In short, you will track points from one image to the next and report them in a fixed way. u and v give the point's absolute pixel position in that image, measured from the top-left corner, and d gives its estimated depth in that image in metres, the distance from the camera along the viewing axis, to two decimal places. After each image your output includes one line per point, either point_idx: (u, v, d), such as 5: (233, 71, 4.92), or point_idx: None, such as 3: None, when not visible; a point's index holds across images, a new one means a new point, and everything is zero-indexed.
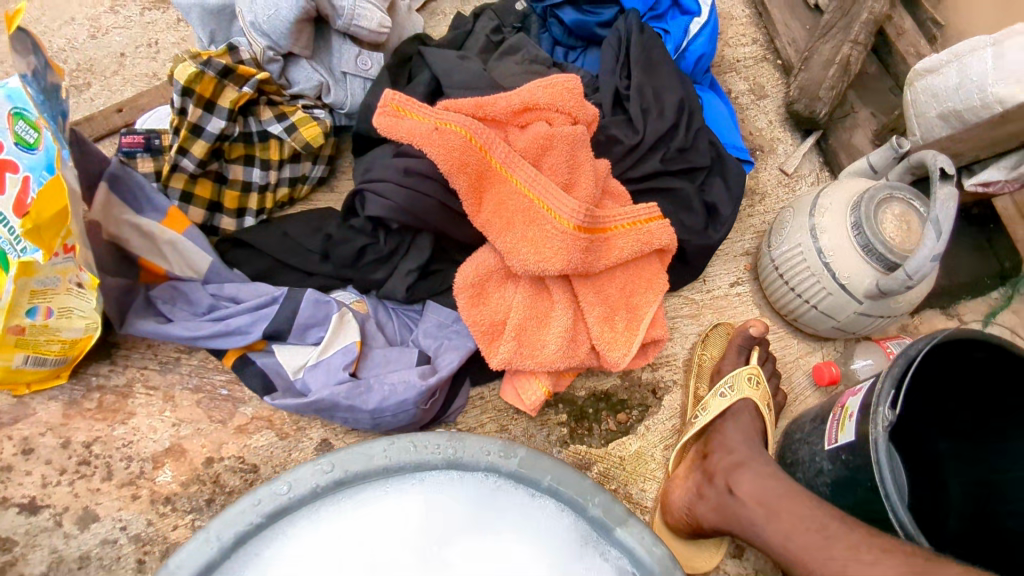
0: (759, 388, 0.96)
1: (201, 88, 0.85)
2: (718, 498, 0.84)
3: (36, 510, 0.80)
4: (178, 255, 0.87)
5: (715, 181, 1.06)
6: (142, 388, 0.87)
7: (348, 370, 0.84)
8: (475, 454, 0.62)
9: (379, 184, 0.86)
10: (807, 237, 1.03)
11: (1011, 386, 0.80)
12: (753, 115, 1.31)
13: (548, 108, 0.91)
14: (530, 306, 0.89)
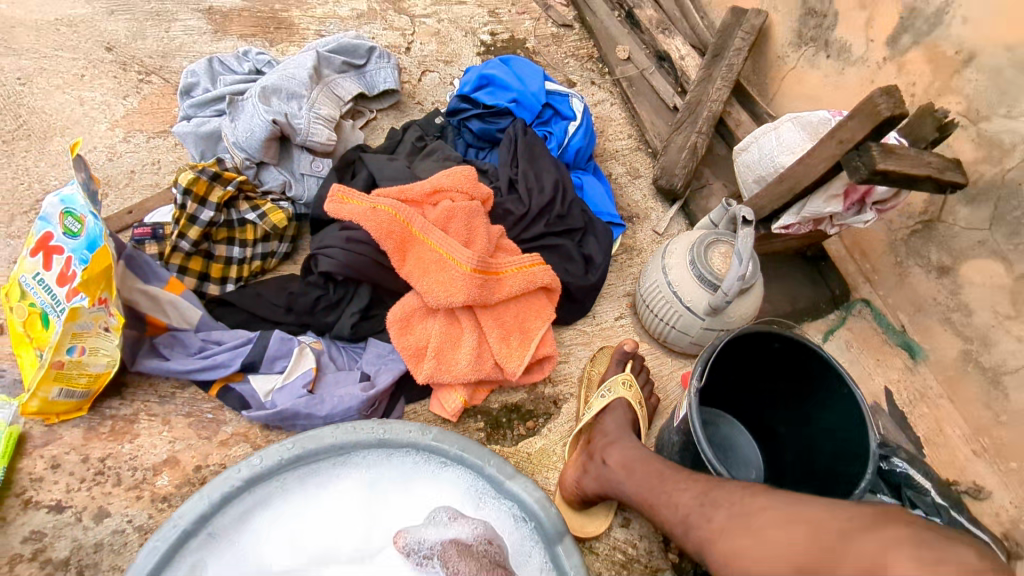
0: (632, 389, 1.23)
1: (197, 188, 1.17)
2: (598, 471, 1.10)
3: (61, 509, 1.03)
4: (177, 312, 1.14)
5: (590, 238, 1.39)
6: (145, 416, 1.13)
7: (306, 388, 1.12)
8: (400, 434, 1.01)
9: (328, 249, 1.16)
10: (661, 275, 1.36)
11: (797, 366, 1.15)
12: (630, 191, 1.68)
13: (451, 189, 1.24)
14: (445, 333, 1.18)
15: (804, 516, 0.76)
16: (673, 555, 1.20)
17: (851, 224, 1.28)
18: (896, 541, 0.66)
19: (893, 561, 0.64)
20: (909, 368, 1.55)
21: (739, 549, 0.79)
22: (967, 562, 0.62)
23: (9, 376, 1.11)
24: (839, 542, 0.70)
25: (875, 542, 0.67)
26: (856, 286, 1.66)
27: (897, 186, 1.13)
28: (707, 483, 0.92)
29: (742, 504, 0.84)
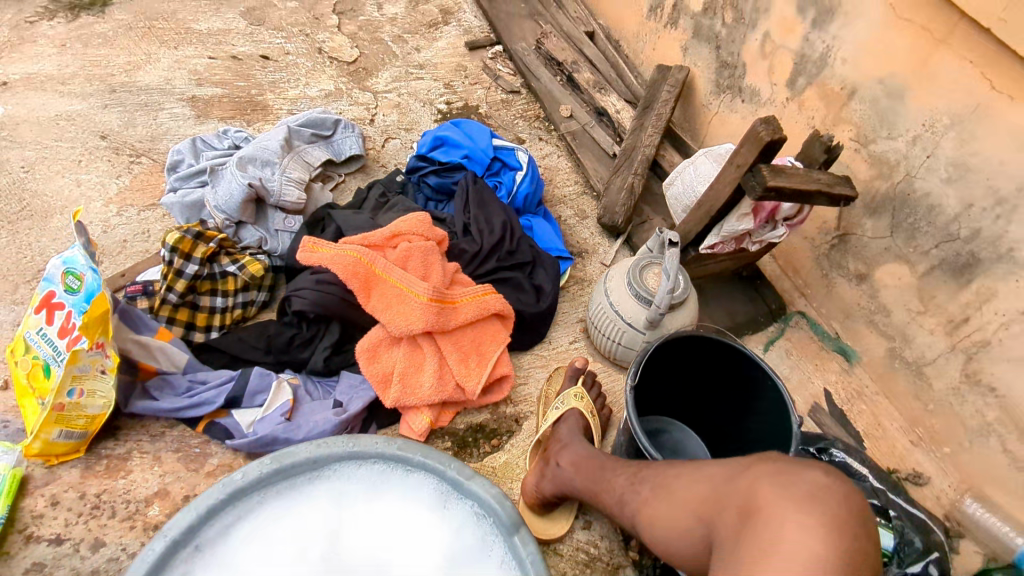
0: (582, 399, 1.35)
1: (182, 246, 1.32)
2: (554, 473, 1.19)
3: (60, 541, 1.12)
4: (166, 357, 1.27)
5: (539, 270, 1.56)
6: (138, 453, 1.23)
7: (284, 416, 1.24)
8: (367, 445, 1.14)
9: (300, 290, 1.31)
10: (604, 298, 1.51)
11: (724, 363, 1.30)
12: (579, 230, 1.85)
13: (408, 233, 1.41)
14: (409, 358, 1.33)
15: (707, 472, 0.85)
16: (633, 552, 1.28)
17: (768, 239, 1.48)
18: (764, 475, 0.78)
19: (762, 490, 0.76)
20: (846, 370, 1.68)
21: (660, 510, 0.88)
22: (817, 481, 0.75)
23: (13, 425, 1.22)
24: (725, 485, 0.81)
25: (750, 477, 0.79)
26: (792, 300, 1.81)
27: (791, 200, 1.32)
28: (638, 467, 1.00)
29: (659, 474, 0.93)
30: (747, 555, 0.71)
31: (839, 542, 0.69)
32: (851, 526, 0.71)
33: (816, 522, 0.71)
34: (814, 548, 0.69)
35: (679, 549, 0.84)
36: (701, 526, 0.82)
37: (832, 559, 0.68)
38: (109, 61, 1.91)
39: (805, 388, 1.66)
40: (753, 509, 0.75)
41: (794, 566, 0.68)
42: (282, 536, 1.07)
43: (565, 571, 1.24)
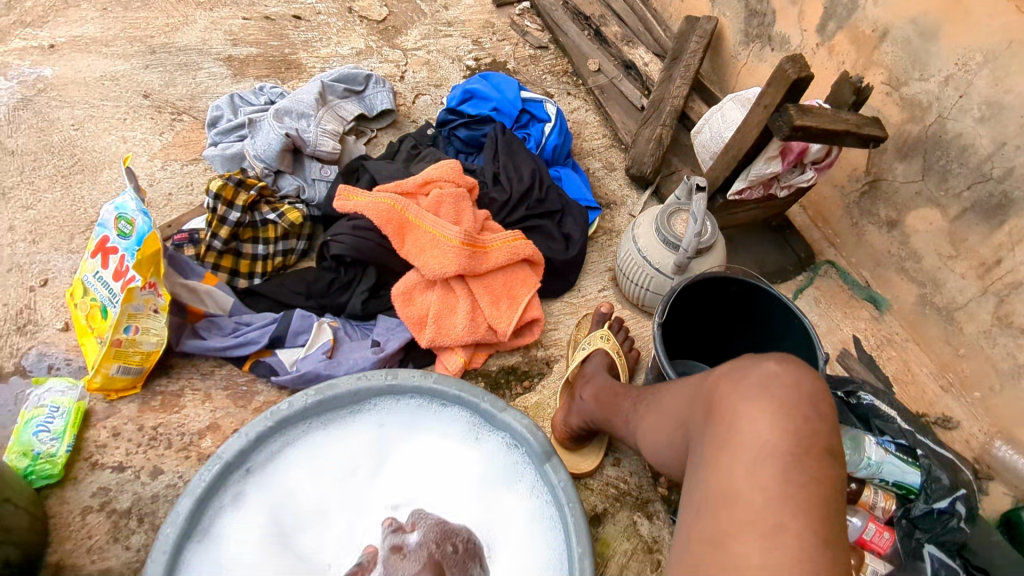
0: (609, 341, 1.37)
1: (225, 193, 1.38)
2: (578, 406, 1.23)
3: (123, 469, 1.19)
4: (213, 300, 1.33)
5: (567, 218, 1.59)
6: (190, 390, 1.30)
7: (326, 353, 1.31)
8: (405, 379, 1.18)
9: (339, 236, 1.36)
10: (632, 244, 1.52)
11: (749, 302, 1.33)
12: (607, 182, 1.86)
13: (440, 180, 1.46)
14: (442, 302, 1.37)
15: (687, 386, 0.90)
16: (662, 488, 1.32)
17: (796, 183, 1.52)
18: (722, 376, 0.80)
19: (720, 389, 0.78)
20: (875, 318, 1.68)
21: (654, 426, 0.94)
22: (767, 371, 0.75)
23: (74, 363, 1.28)
24: (697, 394, 0.84)
25: (713, 379, 0.81)
26: (822, 250, 1.81)
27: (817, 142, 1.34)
28: (645, 389, 1.08)
29: (658, 393, 1.00)
30: (706, 449, 0.75)
31: (787, 424, 0.70)
32: (800, 407, 0.71)
33: (762, 409, 0.71)
34: (762, 434, 0.70)
35: (668, 454, 0.90)
36: (681, 430, 0.86)
37: (779, 441, 0.68)
38: (148, 23, 1.96)
39: (833, 334, 1.66)
40: (714, 406, 0.78)
41: (743, 454, 0.70)
42: (325, 464, 1.14)
43: (596, 504, 1.28)
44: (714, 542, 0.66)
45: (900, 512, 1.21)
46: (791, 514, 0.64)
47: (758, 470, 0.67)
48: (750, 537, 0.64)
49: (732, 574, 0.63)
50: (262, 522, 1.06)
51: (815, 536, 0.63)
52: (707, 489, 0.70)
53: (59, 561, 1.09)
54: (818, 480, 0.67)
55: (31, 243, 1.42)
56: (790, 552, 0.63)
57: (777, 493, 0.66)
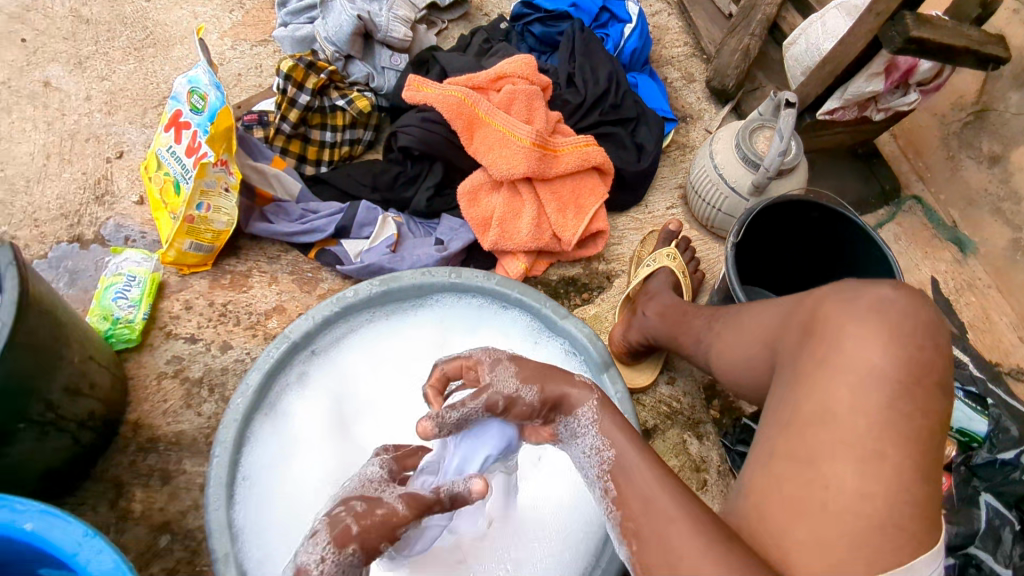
0: (675, 260, 1.32)
1: (295, 75, 1.35)
2: (639, 322, 1.22)
3: (195, 340, 1.23)
4: (280, 184, 1.34)
5: (642, 128, 1.52)
6: (257, 272, 1.32)
7: (390, 248, 1.30)
8: (468, 278, 1.16)
9: (407, 127, 1.34)
10: (708, 160, 1.44)
11: (828, 231, 1.27)
12: (685, 94, 1.74)
13: (513, 75, 1.40)
14: (508, 205, 1.34)
15: (775, 305, 0.89)
16: (715, 411, 1.32)
17: (895, 106, 1.40)
18: (825, 297, 0.80)
19: (823, 308, 0.78)
20: (958, 261, 1.57)
21: (733, 343, 0.95)
22: (880, 297, 0.75)
23: (150, 236, 1.31)
24: (791, 311, 0.84)
25: (814, 300, 0.81)
26: (909, 184, 1.68)
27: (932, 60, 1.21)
28: (717, 308, 1.07)
29: (734, 313, 0.99)
30: (803, 367, 0.76)
31: (899, 351, 0.71)
32: (913, 337, 0.72)
33: (874, 333, 0.72)
34: (871, 359, 0.71)
35: (748, 372, 0.91)
36: (768, 350, 0.87)
37: (890, 368, 0.70)
38: None
39: (911, 275, 1.55)
40: (814, 326, 0.78)
41: (849, 376, 0.71)
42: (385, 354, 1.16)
43: (647, 420, 1.29)
44: (803, 458, 0.69)
45: (960, 458, 1.17)
46: (891, 442, 0.67)
47: (863, 394, 0.69)
48: (844, 459, 0.67)
49: (823, 492, 0.66)
50: (325, 403, 1.10)
51: (912, 466, 0.67)
52: (801, 406, 0.72)
53: (138, 419, 1.15)
54: (921, 410, 0.69)
55: (107, 115, 1.43)
56: (883, 479, 0.66)
57: (880, 418, 0.68)
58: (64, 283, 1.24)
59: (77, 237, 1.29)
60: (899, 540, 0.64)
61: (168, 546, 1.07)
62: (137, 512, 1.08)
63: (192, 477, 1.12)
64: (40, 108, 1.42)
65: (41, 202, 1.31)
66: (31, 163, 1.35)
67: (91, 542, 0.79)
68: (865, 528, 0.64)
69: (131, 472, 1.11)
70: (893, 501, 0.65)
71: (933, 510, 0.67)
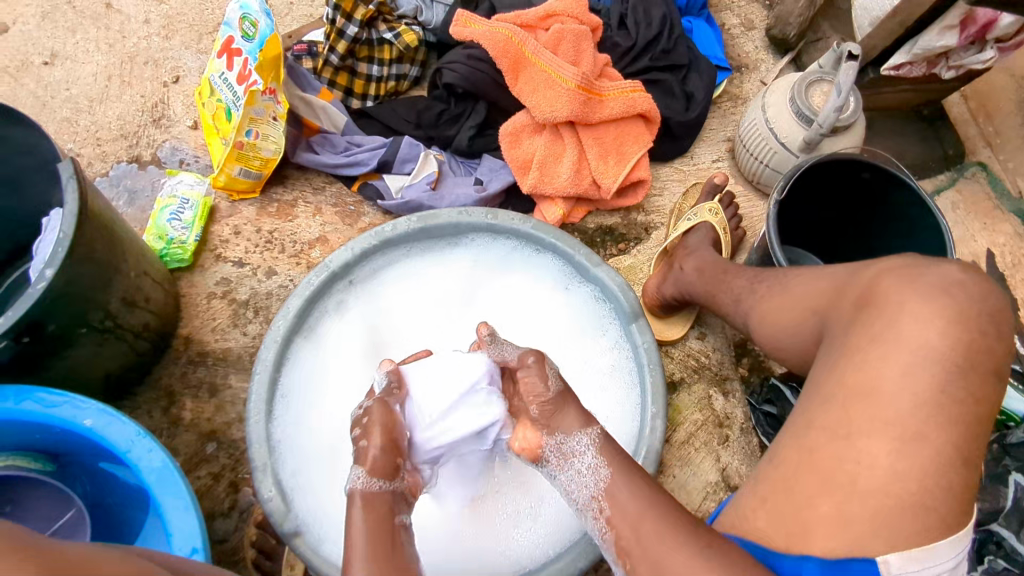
0: (717, 215, 1.31)
1: (345, 6, 1.35)
2: (677, 277, 1.21)
3: (242, 264, 1.29)
4: (327, 117, 1.35)
5: (692, 75, 1.48)
6: (303, 202, 1.35)
7: (430, 186, 1.32)
8: (505, 221, 1.17)
9: (452, 64, 1.34)
10: (760, 113, 1.39)
11: (882, 197, 1.22)
12: (743, 42, 1.65)
13: (563, 14, 1.37)
14: (549, 147, 1.34)
15: (828, 272, 0.88)
16: (743, 369, 1.33)
17: (969, 63, 1.31)
18: (887, 270, 0.79)
19: (884, 282, 0.77)
20: (1020, 234, 1.50)
21: (774, 307, 0.94)
22: (950, 277, 0.75)
23: (202, 161, 1.36)
24: (847, 279, 0.83)
25: (872, 273, 0.80)
26: (975, 149, 1.59)
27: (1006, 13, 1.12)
28: (761, 270, 1.05)
29: (780, 276, 0.98)
30: (851, 340, 0.75)
31: (959, 335, 0.71)
32: (975, 323, 0.71)
33: (936, 314, 0.72)
34: (927, 339, 0.71)
35: (788, 337, 0.91)
36: (814, 319, 0.87)
37: (948, 351, 0.70)
38: None
39: (965, 245, 1.48)
40: (871, 298, 0.77)
41: (900, 354, 0.71)
42: (420, 290, 1.20)
43: (674, 372, 1.31)
44: (840, 432, 0.70)
45: (994, 436, 1.14)
46: (936, 426, 0.68)
47: (914, 375, 0.70)
48: (881, 435, 0.68)
49: (853, 465, 0.68)
50: (361, 331, 1.15)
51: (953, 449, 0.67)
52: (845, 381, 0.73)
53: (188, 334, 1.23)
54: (975, 397, 0.69)
55: (164, 39, 1.46)
56: (921, 460, 0.67)
57: (932, 401, 0.68)
58: (123, 202, 1.31)
59: (136, 157, 1.35)
60: (927, 522, 0.66)
61: (214, 453, 1.16)
62: (187, 419, 1.17)
63: (237, 392, 1.20)
64: (103, 30, 1.46)
65: (103, 122, 1.37)
66: (93, 83, 1.40)
67: (142, 442, 0.88)
68: (893, 506, 0.66)
69: (182, 383, 1.20)
70: (927, 485, 0.66)
71: (968, 496, 0.67)
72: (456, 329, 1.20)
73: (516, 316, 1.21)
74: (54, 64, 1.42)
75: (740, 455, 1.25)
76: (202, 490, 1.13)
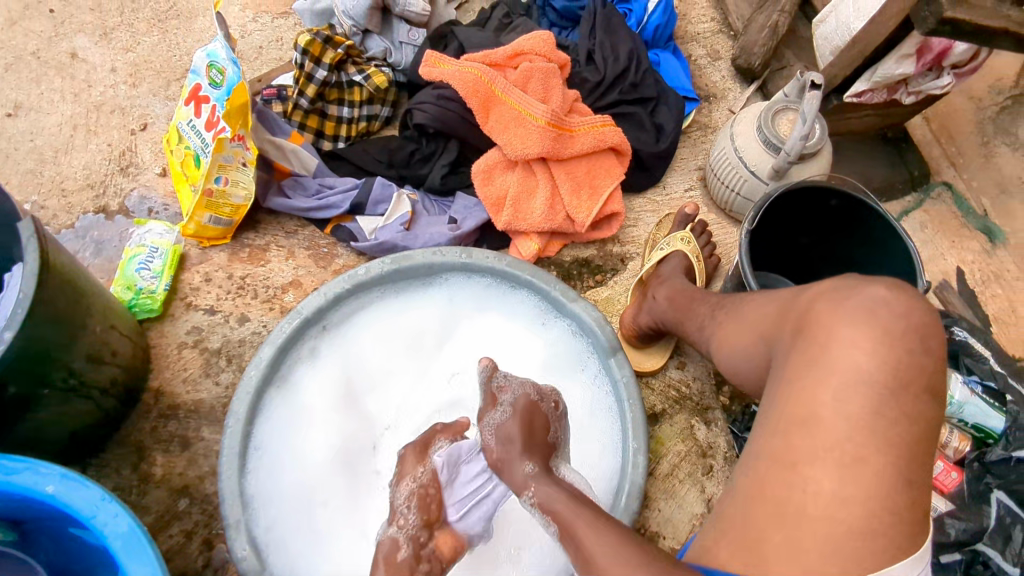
0: (690, 244, 1.31)
1: (313, 49, 1.36)
2: (650, 307, 1.21)
3: (214, 312, 1.26)
4: (298, 159, 1.35)
5: (661, 108, 1.50)
6: (275, 246, 1.34)
7: (403, 226, 1.32)
8: (479, 259, 1.16)
9: (422, 104, 1.35)
10: (728, 143, 1.41)
11: (851, 222, 1.24)
12: (709, 72, 1.68)
13: (531, 52, 1.39)
14: (523, 184, 1.35)
15: (775, 296, 0.88)
16: (724, 398, 1.32)
17: (927, 90, 1.34)
18: (819, 294, 0.78)
19: (816, 306, 0.77)
20: (987, 251, 1.53)
21: (729, 334, 0.94)
22: (874, 296, 0.74)
23: (172, 209, 1.34)
24: (790, 302, 0.83)
25: (809, 297, 0.80)
26: (939, 169, 1.62)
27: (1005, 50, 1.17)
28: (722, 297, 1.06)
29: (736, 303, 0.98)
30: (792, 365, 0.75)
31: (886, 355, 0.70)
32: (902, 340, 0.71)
33: (865, 337, 0.71)
34: (858, 363, 0.70)
35: (745, 362, 0.89)
36: (762, 344, 0.86)
37: (874, 372, 0.70)
38: None
39: (935, 263, 1.51)
40: (806, 323, 0.77)
41: (831, 379, 0.71)
42: (395, 332, 1.19)
43: (655, 404, 1.30)
44: (786, 462, 0.70)
45: (974, 454, 1.15)
46: (874, 448, 0.67)
47: (846, 400, 0.69)
48: (825, 462, 0.68)
49: (796, 494, 0.68)
50: (336, 377, 1.13)
51: (894, 472, 0.67)
52: (782, 410, 0.72)
53: (159, 387, 1.20)
54: (909, 417, 0.69)
55: (132, 87, 1.45)
56: (863, 484, 0.66)
57: (865, 422, 0.68)
58: (89, 253, 1.28)
59: (103, 207, 1.33)
60: (879, 546, 0.65)
61: (187, 509, 1.12)
62: (157, 475, 1.14)
63: (210, 444, 1.17)
64: (68, 79, 1.45)
65: (68, 172, 1.35)
66: (59, 134, 1.39)
67: (107, 506, 0.84)
68: (845, 533, 0.65)
69: (152, 437, 1.16)
70: (874, 509, 0.66)
71: (917, 520, 0.67)
72: (432, 370, 1.19)
73: (492, 353, 1.20)
74: (18, 116, 1.40)
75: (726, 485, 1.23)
76: (174, 549, 1.09)
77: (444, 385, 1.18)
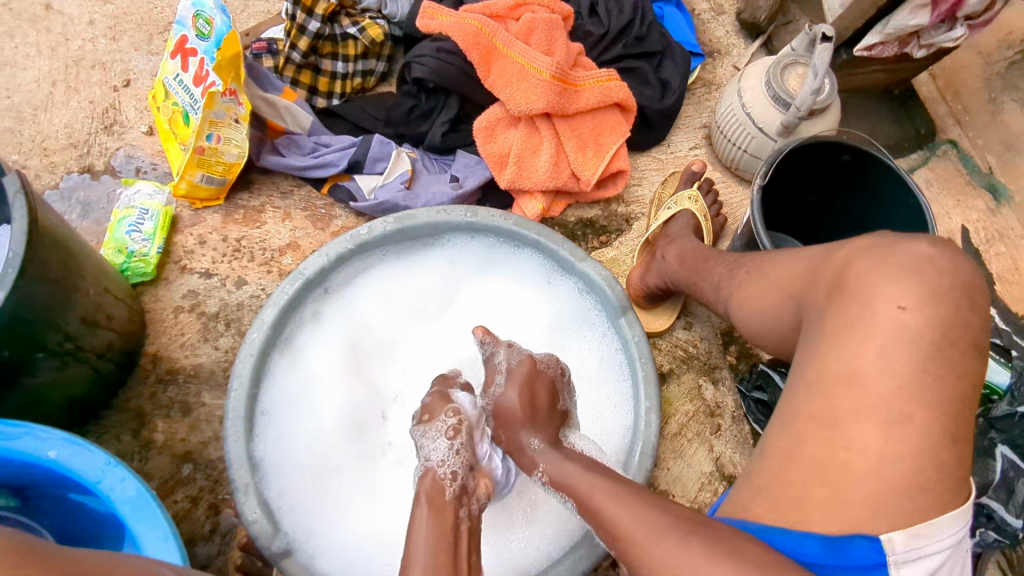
0: (696, 203, 1.28)
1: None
2: (660, 267, 1.19)
3: (210, 275, 1.22)
4: (292, 116, 1.29)
5: (667, 63, 1.46)
6: (270, 207, 1.29)
7: (404, 185, 1.28)
8: (486, 218, 1.11)
9: (421, 57, 1.30)
10: (735, 98, 1.37)
11: (862, 179, 1.21)
12: (713, 27, 1.63)
13: (532, 3, 1.34)
14: (526, 141, 1.30)
15: (801, 254, 0.86)
16: (731, 357, 1.31)
17: (938, 42, 1.30)
18: (859, 250, 0.77)
19: (857, 264, 0.75)
20: (992, 210, 1.51)
21: (750, 295, 0.92)
22: (919, 252, 0.73)
23: (160, 168, 1.29)
24: (821, 261, 0.81)
25: (847, 253, 0.78)
26: (945, 128, 1.60)
27: None
28: (739, 256, 1.02)
29: (757, 261, 0.95)
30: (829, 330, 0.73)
31: (933, 312, 0.69)
32: (950, 297, 0.69)
33: (910, 294, 0.70)
34: (903, 320, 0.69)
35: (771, 328, 0.88)
36: (790, 303, 0.85)
37: (923, 329, 0.68)
38: None
39: (940, 222, 1.49)
40: (845, 280, 0.75)
41: (877, 336, 0.69)
42: (396, 297, 1.16)
43: (663, 364, 1.28)
44: (829, 421, 0.68)
45: (981, 411, 1.13)
46: (920, 407, 0.66)
47: (893, 355, 0.68)
48: (868, 422, 0.67)
49: (844, 454, 0.67)
50: (338, 346, 1.11)
51: (940, 428, 0.66)
52: (823, 369, 0.71)
53: (156, 352, 1.17)
54: (957, 372, 0.67)
55: (112, 41, 1.38)
56: (911, 442, 0.65)
57: (912, 380, 0.67)
58: (76, 215, 1.23)
59: (87, 167, 1.27)
60: (922, 502, 0.64)
61: (191, 474, 1.09)
62: (159, 441, 1.11)
63: (212, 409, 1.14)
64: (43, 33, 1.37)
65: (49, 131, 1.28)
66: (36, 90, 1.32)
67: (114, 470, 0.81)
68: (890, 494, 0.65)
69: (152, 403, 1.13)
70: (919, 467, 0.65)
71: (961, 473, 0.66)
72: (435, 337, 1.17)
73: (496, 316, 1.18)
74: None
75: (733, 444, 1.23)
76: (180, 514, 1.07)
77: (448, 351, 1.16)
